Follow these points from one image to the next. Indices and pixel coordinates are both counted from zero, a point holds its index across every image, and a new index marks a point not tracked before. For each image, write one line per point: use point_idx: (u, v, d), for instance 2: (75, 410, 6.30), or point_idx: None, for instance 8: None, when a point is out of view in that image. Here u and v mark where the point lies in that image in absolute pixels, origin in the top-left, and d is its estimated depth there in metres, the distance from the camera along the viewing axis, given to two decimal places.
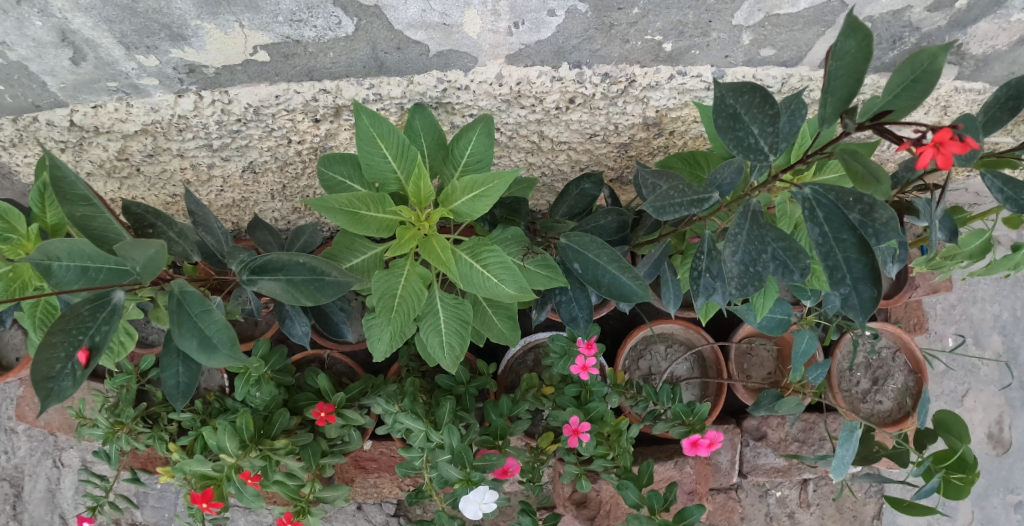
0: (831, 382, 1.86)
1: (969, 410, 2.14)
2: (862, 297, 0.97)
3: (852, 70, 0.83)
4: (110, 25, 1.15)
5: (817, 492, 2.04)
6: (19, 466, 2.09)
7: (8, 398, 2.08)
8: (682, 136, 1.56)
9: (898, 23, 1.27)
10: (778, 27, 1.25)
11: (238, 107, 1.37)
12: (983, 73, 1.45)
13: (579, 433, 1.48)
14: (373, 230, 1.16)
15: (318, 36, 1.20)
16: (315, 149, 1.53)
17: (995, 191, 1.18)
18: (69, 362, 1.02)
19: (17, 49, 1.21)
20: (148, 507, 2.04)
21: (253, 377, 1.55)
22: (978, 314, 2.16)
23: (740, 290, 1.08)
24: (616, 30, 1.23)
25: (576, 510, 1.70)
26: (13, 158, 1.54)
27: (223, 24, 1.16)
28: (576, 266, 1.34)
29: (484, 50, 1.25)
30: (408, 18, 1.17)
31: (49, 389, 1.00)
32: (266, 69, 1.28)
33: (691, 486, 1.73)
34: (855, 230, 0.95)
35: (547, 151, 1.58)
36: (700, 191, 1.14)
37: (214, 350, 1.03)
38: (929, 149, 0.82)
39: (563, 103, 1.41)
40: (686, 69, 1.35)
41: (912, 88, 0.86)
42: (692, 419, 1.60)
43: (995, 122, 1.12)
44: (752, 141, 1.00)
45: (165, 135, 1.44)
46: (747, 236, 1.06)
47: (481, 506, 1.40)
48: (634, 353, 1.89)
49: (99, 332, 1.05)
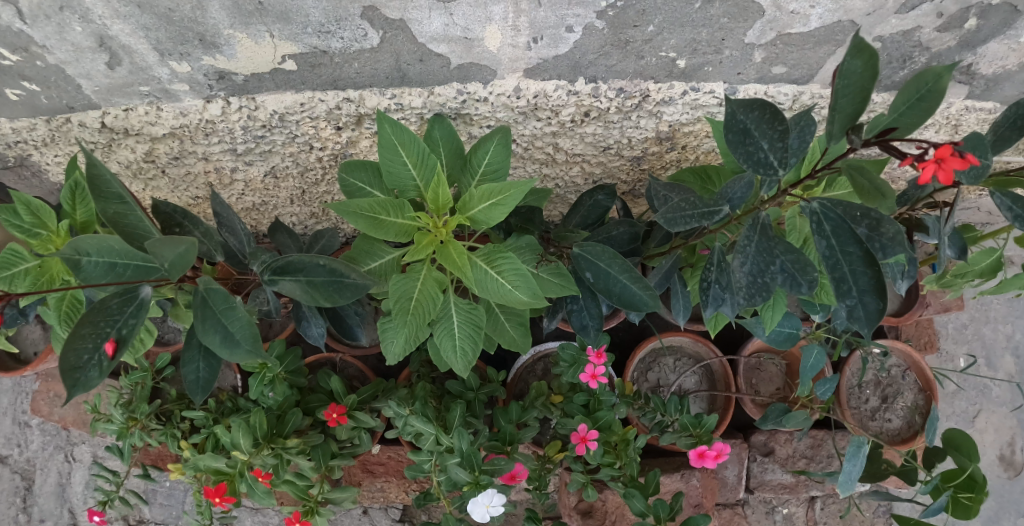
0: (841, 399, 1.86)
1: (980, 431, 2.13)
2: (868, 309, 0.99)
3: (859, 88, 0.86)
4: (146, 32, 1.20)
5: (825, 510, 2.03)
6: (31, 459, 2.13)
7: (25, 392, 2.12)
8: (695, 151, 1.59)
9: (909, 43, 1.29)
10: (790, 46, 1.28)
11: (263, 113, 1.41)
12: (994, 93, 1.47)
13: (586, 441, 1.49)
14: (392, 234, 1.20)
15: (344, 47, 1.24)
16: (336, 156, 1.57)
17: (1005, 209, 1.20)
18: (95, 353, 1.05)
19: (56, 53, 1.26)
20: (157, 505, 2.07)
21: (267, 377, 1.58)
22: (990, 335, 2.16)
23: (748, 300, 1.10)
24: (631, 46, 1.26)
25: (582, 519, 1.72)
26: (44, 157, 1.60)
27: (254, 34, 1.21)
28: (588, 275, 1.37)
29: (503, 63, 1.29)
30: (431, 31, 1.21)
31: (76, 378, 1.02)
32: (293, 77, 1.32)
33: (697, 499, 1.75)
34: (862, 244, 0.97)
35: (562, 163, 1.61)
36: (711, 203, 1.17)
37: (236, 345, 1.06)
38: (931, 165, 0.84)
39: (578, 116, 1.44)
40: (699, 85, 1.38)
41: (917, 106, 0.88)
42: (700, 431, 1.61)
43: (1005, 141, 1.15)
44: (762, 155, 1.01)
45: (192, 139, 1.49)
46: (756, 248, 1.08)
47: (489, 508, 1.41)
48: (643, 366, 1.92)
49: (125, 325, 1.08)
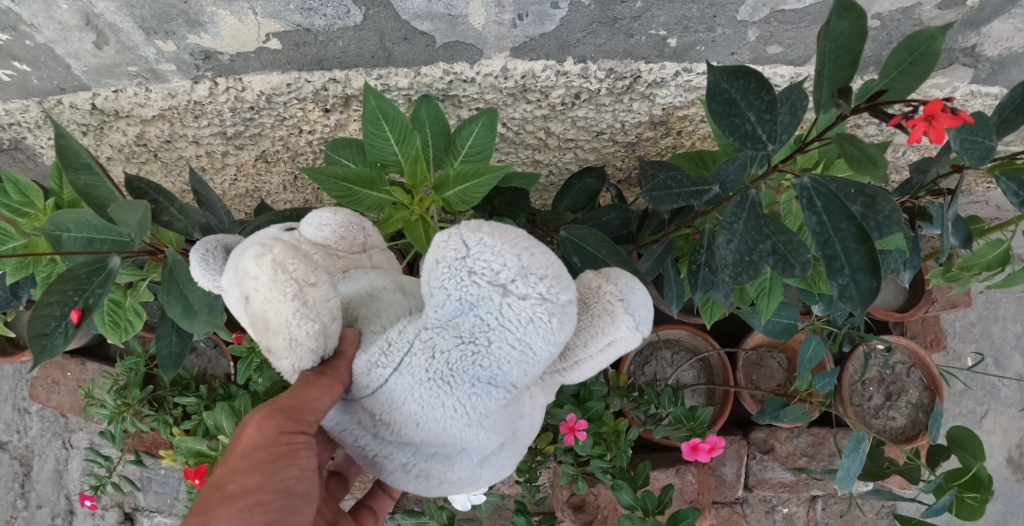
0: (844, 395, 1.81)
1: (988, 432, 2.06)
2: (861, 287, 0.95)
3: (847, 51, 0.83)
4: (131, 9, 1.20)
5: (826, 511, 1.97)
6: (29, 445, 2.14)
7: (24, 379, 2.14)
8: (690, 137, 1.56)
9: (909, 22, 1.25)
10: (785, 24, 1.25)
11: (251, 94, 1.41)
12: (1001, 76, 1.42)
13: (575, 431, 1.45)
14: (364, 208, 1.18)
15: (328, 25, 1.23)
16: (325, 140, 1.56)
17: (1012, 194, 1.15)
18: (63, 320, 1.06)
19: (44, 32, 1.26)
20: (151, 493, 2.07)
21: (255, 361, 1.58)
22: (1000, 333, 2.09)
23: (734, 279, 1.06)
24: (620, 24, 1.24)
25: (574, 514, 1.68)
26: (38, 140, 1.61)
27: (237, 11, 1.20)
28: (576, 259, 1.33)
29: (489, 42, 1.27)
30: (414, 8, 1.19)
31: (42, 345, 1.04)
32: (279, 57, 1.31)
33: (692, 495, 1.70)
34: (854, 219, 0.93)
35: (554, 149, 1.59)
36: (700, 183, 1.15)
37: (195, 316, 1.07)
38: (922, 124, 0.80)
39: (568, 99, 1.42)
40: (691, 66, 1.35)
41: (909, 70, 0.84)
42: (694, 424, 1.57)
43: (1011, 122, 1.10)
44: (749, 128, 0.98)
45: (182, 121, 1.49)
46: (744, 225, 1.04)
47: (470, 497, 1.38)
48: (639, 359, 1.89)
49: (94, 294, 1.08)
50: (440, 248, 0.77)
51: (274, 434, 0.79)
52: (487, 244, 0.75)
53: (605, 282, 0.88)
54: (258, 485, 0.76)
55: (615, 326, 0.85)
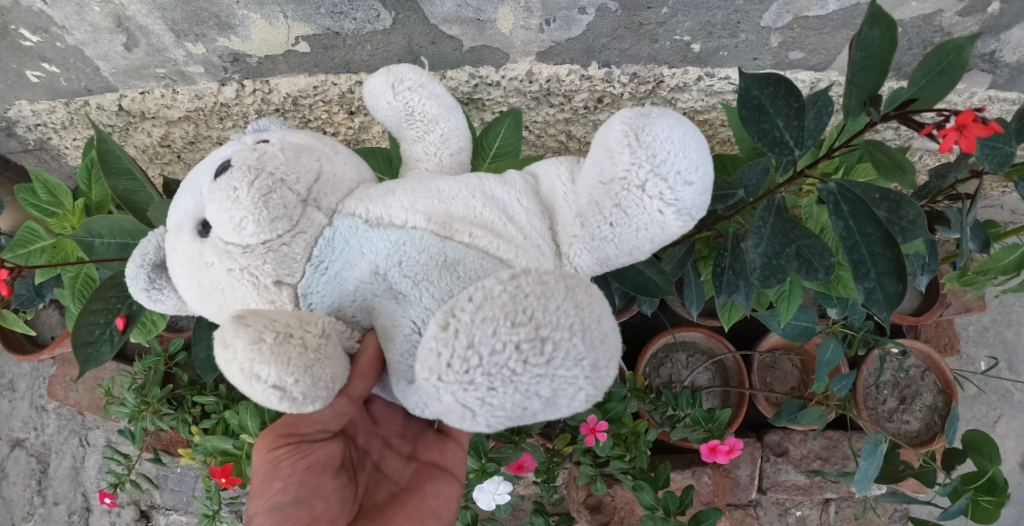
0: (859, 398, 1.82)
1: (1000, 436, 2.07)
2: (887, 291, 0.97)
3: (877, 60, 0.84)
4: (163, 12, 1.22)
5: (839, 514, 1.98)
6: (47, 443, 2.15)
7: (43, 377, 2.16)
8: (710, 141, 1.57)
9: (929, 28, 1.27)
10: (807, 30, 1.26)
11: (277, 96, 1.42)
12: (1019, 82, 1.43)
13: (596, 432, 1.46)
14: None
15: (357, 29, 1.25)
16: (349, 142, 1.57)
17: None
18: (107, 328, 1.13)
19: (75, 34, 1.28)
20: (168, 490, 2.08)
21: None
22: (1013, 338, 2.09)
23: (762, 282, 1.08)
24: (645, 29, 1.25)
25: (590, 515, 1.69)
26: (63, 141, 1.63)
27: (268, 15, 1.21)
28: None
29: (515, 46, 1.28)
30: (444, 12, 1.20)
31: (88, 352, 1.11)
32: (307, 59, 1.33)
33: (708, 497, 1.71)
34: (880, 224, 0.94)
35: (575, 152, 1.60)
36: (724, 187, 1.16)
37: None
38: (953, 132, 0.81)
39: (591, 103, 1.43)
40: (714, 71, 1.36)
41: (938, 79, 0.85)
42: (712, 425, 1.58)
43: None
44: (777, 134, 0.99)
45: (207, 122, 1.51)
46: (771, 229, 1.06)
47: (495, 496, 1.40)
48: (655, 361, 1.90)
49: (135, 302, 1.16)
50: (437, 398, 0.72)
51: (266, 459, 1.01)
52: (492, 400, 0.70)
53: (645, 174, 0.85)
54: (258, 506, 0.99)
55: (664, 227, 0.88)
